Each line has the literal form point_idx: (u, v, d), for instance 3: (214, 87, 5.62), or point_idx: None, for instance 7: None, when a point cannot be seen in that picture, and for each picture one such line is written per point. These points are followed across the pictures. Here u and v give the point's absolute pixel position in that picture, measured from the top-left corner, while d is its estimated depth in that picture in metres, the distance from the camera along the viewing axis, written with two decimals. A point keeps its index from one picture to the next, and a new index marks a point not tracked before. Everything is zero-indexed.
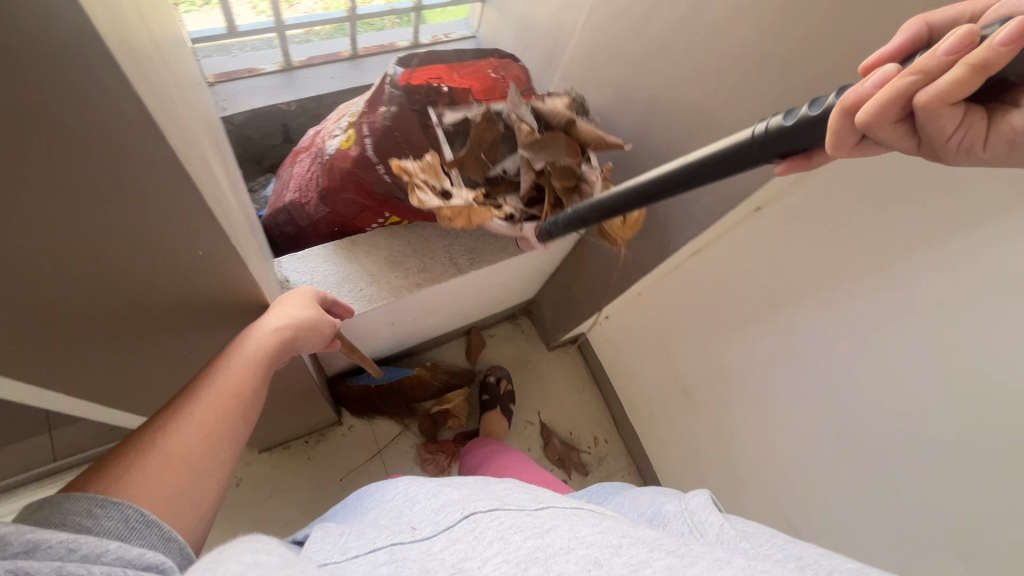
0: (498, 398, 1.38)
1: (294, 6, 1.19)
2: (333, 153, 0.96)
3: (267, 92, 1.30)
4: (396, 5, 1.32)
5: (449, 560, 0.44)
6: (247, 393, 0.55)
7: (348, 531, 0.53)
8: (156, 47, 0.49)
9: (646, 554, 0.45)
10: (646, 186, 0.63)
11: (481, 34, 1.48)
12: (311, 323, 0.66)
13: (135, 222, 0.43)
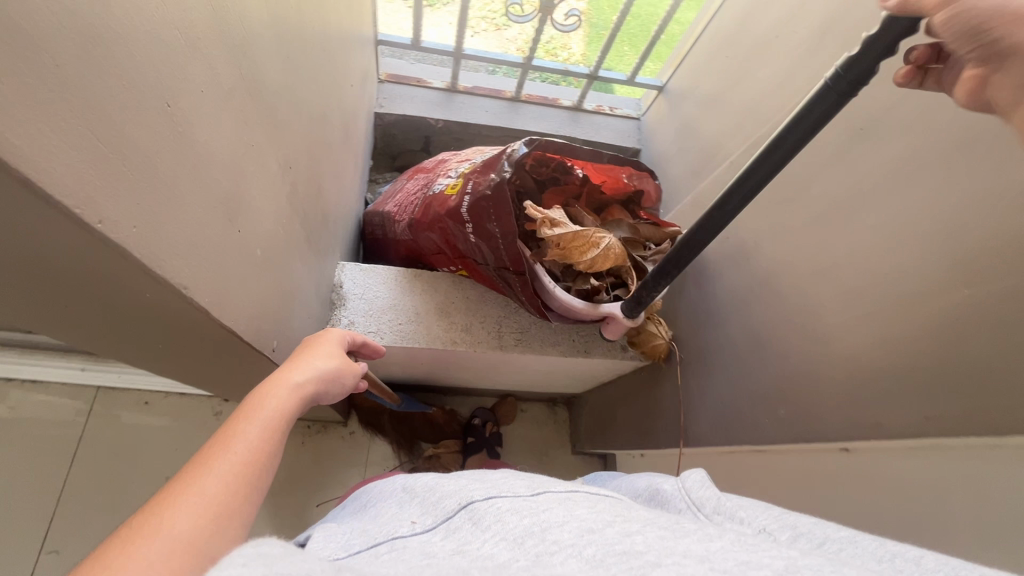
0: (484, 439, 1.31)
1: (500, 31, 1.33)
2: (436, 193, 0.93)
3: (424, 104, 1.36)
4: (571, 68, 1.34)
5: (449, 548, 0.38)
6: (265, 457, 0.42)
7: (357, 521, 0.46)
8: (258, 79, 0.47)
9: (644, 525, 0.38)
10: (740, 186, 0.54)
11: (646, 118, 1.41)
12: (340, 373, 0.54)
13: (134, 275, 0.31)
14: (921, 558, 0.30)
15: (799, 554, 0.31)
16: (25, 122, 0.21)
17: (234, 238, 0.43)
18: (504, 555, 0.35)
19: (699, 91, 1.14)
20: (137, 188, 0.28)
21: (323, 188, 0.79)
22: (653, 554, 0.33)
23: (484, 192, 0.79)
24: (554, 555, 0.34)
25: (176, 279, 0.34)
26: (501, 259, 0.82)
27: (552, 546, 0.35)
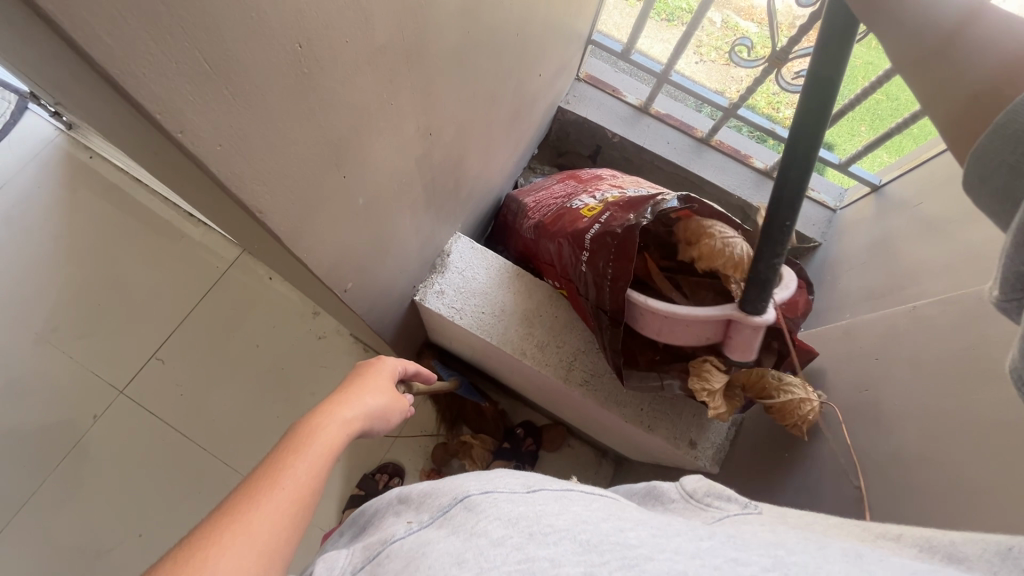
0: (518, 452, 1.29)
1: (728, 68, 1.22)
2: (572, 209, 0.89)
3: (608, 114, 1.33)
4: (779, 130, 1.20)
5: (440, 538, 0.36)
6: (314, 493, 0.41)
7: (359, 541, 0.43)
8: (421, 47, 0.48)
9: (638, 522, 0.37)
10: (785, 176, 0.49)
11: (843, 213, 1.21)
12: (380, 412, 0.54)
13: (212, 186, 0.33)
14: (906, 536, 0.34)
15: (786, 553, 0.30)
16: (113, 24, 0.22)
17: (335, 183, 0.45)
18: (498, 531, 0.34)
19: (920, 207, 0.93)
20: (228, 110, 0.30)
21: (465, 159, 0.81)
22: (645, 546, 0.32)
23: (615, 227, 0.73)
24: (548, 536, 0.33)
25: (252, 203, 0.36)
26: (602, 300, 0.76)
27: (547, 529, 0.34)
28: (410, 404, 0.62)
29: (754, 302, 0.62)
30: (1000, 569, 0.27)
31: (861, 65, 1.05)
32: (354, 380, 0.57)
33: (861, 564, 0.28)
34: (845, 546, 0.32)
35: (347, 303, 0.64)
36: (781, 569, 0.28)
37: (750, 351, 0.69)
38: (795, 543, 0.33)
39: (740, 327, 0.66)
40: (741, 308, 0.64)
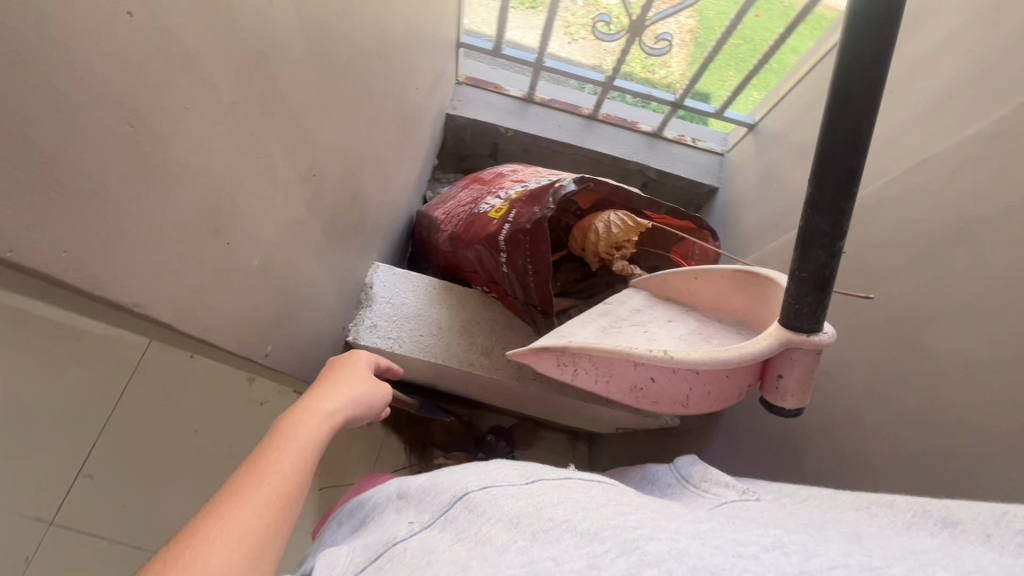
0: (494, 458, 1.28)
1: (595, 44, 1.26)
2: (480, 213, 0.87)
3: (496, 111, 1.34)
4: (655, 92, 1.26)
5: (445, 544, 0.34)
6: (302, 484, 0.37)
7: (357, 540, 0.40)
8: (278, 93, 0.46)
9: (637, 507, 0.38)
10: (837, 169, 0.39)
11: (730, 156, 1.29)
12: (364, 403, 0.51)
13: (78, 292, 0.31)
14: (896, 501, 0.37)
15: (782, 530, 0.32)
16: None
17: (223, 252, 0.43)
18: (502, 537, 0.34)
19: (792, 137, 1.01)
20: (78, 211, 0.28)
21: (362, 190, 0.79)
22: (645, 528, 0.34)
23: (524, 222, 0.73)
24: (551, 532, 0.33)
25: (128, 299, 0.34)
26: (531, 295, 0.77)
27: (548, 525, 0.34)
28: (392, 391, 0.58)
29: (809, 317, 0.49)
30: (992, 531, 0.29)
31: (715, 15, 1.12)
32: (329, 373, 0.54)
33: (860, 543, 0.30)
34: (845, 528, 0.33)
35: (272, 367, 0.61)
36: (780, 547, 0.29)
37: (806, 396, 0.56)
38: (795, 523, 0.35)
39: (794, 359, 0.55)
40: (798, 328, 0.51)
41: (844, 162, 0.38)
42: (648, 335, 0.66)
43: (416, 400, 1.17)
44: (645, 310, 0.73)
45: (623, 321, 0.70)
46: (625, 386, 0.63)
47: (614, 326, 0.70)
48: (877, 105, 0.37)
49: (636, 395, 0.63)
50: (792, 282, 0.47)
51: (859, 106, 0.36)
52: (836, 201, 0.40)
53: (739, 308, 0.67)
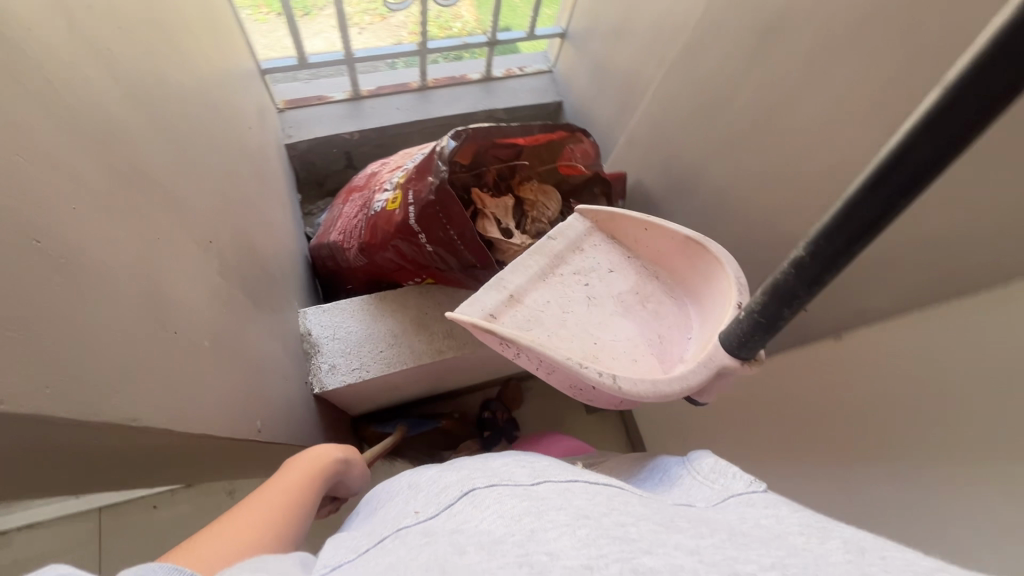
0: (500, 429, 1.29)
1: (385, 20, 1.22)
2: (378, 211, 0.86)
3: (333, 121, 1.30)
4: (468, 39, 1.28)
5: (448, 530, 0.37)
6: (299, 487, 0.53)
7: (367, 519, 0.47)
8: (144, 173, 0.43)
9: (641, 515, 0.37)
10: (823, 253, 0.33)
11: (557, 69, 1.38)
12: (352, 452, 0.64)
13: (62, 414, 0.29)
14: None
15: (784, 552, 0.31)
16: None
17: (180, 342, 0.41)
18: (501, 531, 0.35)
19: (601, 27, 1.10)
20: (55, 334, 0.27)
21: (253, 242, 0.75)
22: (645, 541, 0.33)
23: (428, 197, 0.74)
24: (549, 532, 0.34)
25: (119, 415, 0.32)
26: (465, 258, 0.79)
27: (547, 524, 0.35)
28: (359, 470, 0.64)
29: (750, 347, 0.48)
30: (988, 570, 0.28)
31: None
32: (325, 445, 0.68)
33: (858, 562, 0.29)
34: (846, 538, 0.33)
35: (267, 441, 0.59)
36: (779, 567, 0.29)
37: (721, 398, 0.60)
38: (793, 538, 0.34)
39: (721, 376, 0.56)
40: (738, 356, 0.51)
41: (836, 250, 0.32)
42: (589, 300, 0.71)
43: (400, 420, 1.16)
44: (589, 251, 0.76)
45: (567, 266, 0.74)
46: (567, 384, 0.62)
47: (556, 275, 0.73)
48: (895, 217, 0.29)
49: (575, 390, 0.63)
50: (746, 322, 0.45)
51: (881, 213, 0.29)
52: (817, 278, 0.35)
53: (678, 268, 0.72)
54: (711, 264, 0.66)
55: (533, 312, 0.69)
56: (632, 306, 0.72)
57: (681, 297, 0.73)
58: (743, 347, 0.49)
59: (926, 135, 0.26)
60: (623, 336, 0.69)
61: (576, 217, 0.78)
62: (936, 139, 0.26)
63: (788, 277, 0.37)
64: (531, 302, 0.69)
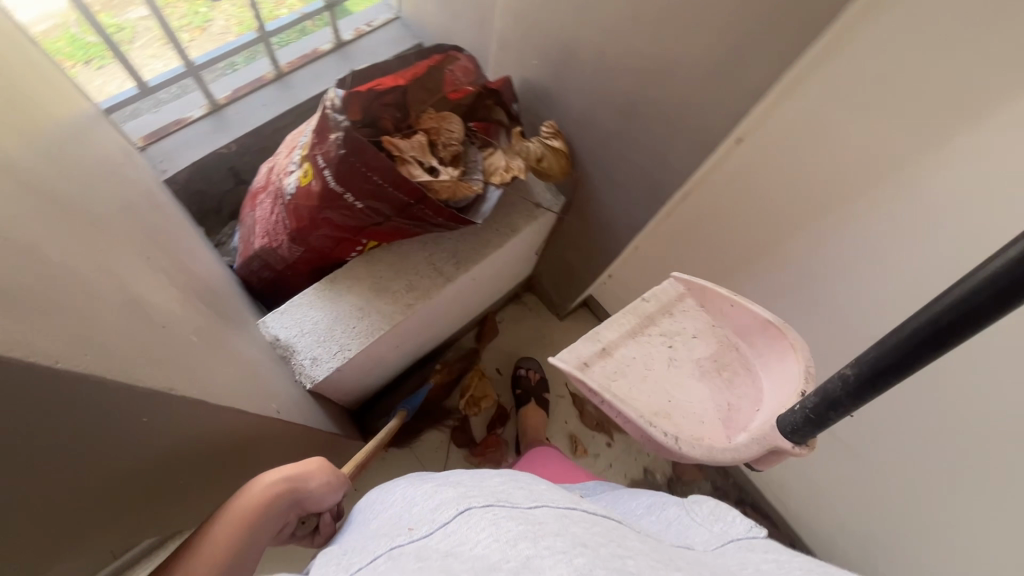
0: (531, 388, 1.37)
1: (204, 32, 1.12)
2: (294, 193, 0.85)
3: (203, 140, 1.22)
4: (305, 8, 1.22)
5: (443, 552, 0.44)
6: (238, 518, 0.62)
7: (349, 554, 0.55)
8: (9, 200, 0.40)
9: (636, 552, 0.44)
10: (871, 375, 0.46)
11: (405, 11, 1.34)
12: (303, 474, 0.69)
13: None
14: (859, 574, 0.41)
15: None
16: None
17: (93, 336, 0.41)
18: (496, 556, 0.41)
19: None
20: None
21: (174, 260, 0.72)
22: None
23: (336, 153, 0.74)
24: (543, 558, 0.39)
25: None
26: (394, 205, 0.80)
27: (545, 548, 0.41)
28: (313, 470, 0.70)
29: (794, 437, 0.61)
30: None
31: None
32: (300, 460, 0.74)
33: None
34: None
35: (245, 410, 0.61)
36: None
37: (773, 463, 0.71)
38: None
39: (779, 454, 0.66)
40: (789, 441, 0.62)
41: (872, 373, 0.46)
42: (671, 354, 0.78)
43: (400, 412, 1.20)
44: (680, 317, 0.80)
45: (654, 326, 0.79)
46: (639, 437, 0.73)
47: (645, 333, 0.79)
48: (925, 362, 0.42)
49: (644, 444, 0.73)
50: (801, 418, 0.58)
51: (907, 358, 0.42)
52: (866, 393, 0.48)
53: (757, 342, 0.77)
54: (789, 350, 0.72)
55: (620, 366, 0.76)
56: (708, 370, 0.79)
57: (755, 368, 0.78)
58: (795, 436, 0.61)
59: (964, 305, 0.37)
60: (694, 399, 0.77)
61: (671, 281, 0.82)
62: (975, 303, 0.36)
63: (843, 392, 0.50)
64: (619, 356, 0.77)
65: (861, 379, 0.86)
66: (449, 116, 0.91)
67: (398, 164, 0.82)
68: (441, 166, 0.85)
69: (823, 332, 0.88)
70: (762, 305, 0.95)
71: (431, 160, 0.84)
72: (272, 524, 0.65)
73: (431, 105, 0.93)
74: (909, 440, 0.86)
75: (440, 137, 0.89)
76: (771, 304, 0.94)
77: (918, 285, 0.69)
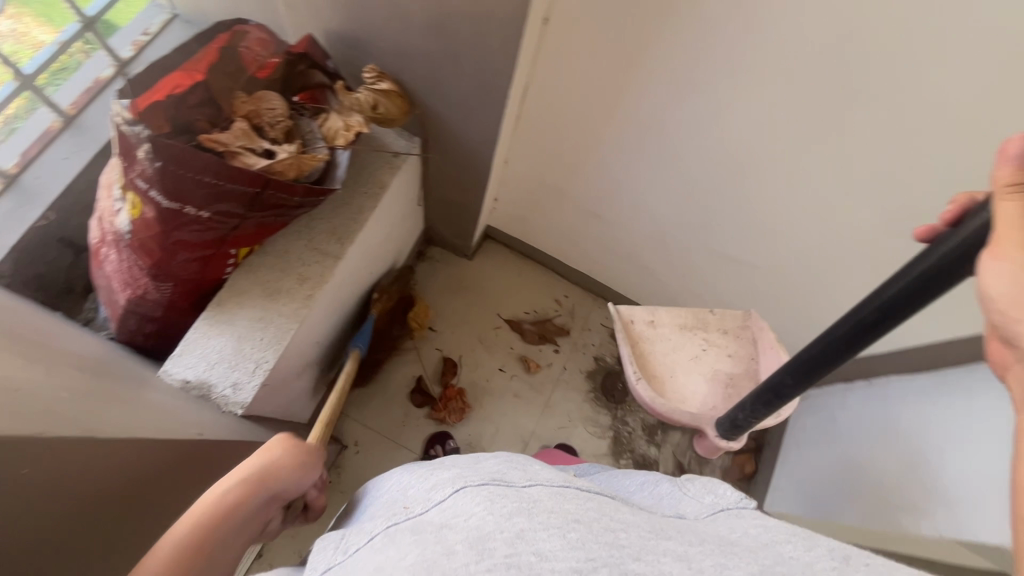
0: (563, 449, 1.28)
1: None
2: (135, 228, 0.79)
3: (12, 219, 1.07)
4: (60, 35, 1.08)
5: (438, 525, 0.47)
6: (213, 509, 0.60)
7: (350, 535, 0.56)
8: None
9: (628, 522, 0.46)
10: (842, 336, 0.63)
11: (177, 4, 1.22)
12: (285, 459, 0.69)
13: None
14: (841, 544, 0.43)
15: (763, 561, 0.39)
16: None
17: None
18: (492, 527, 0.43)
19: None
20: None
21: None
22: (632, 546, 0.41)
23: (155, 169, 0.70)
24: (536, 535, 0.41)
25: None
26: (243, 202, 0.76)
27: (539, 524, 0.43)
28: (282, 457, 0.69)
29: (728, 428, 1.01)
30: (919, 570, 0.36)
31: None
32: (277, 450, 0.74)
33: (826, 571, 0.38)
34: (829, 549, 0.42)
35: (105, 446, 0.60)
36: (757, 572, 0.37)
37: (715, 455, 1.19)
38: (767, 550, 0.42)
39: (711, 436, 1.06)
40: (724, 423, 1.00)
41: (815, 352, 0.69)
42: (697, 353, 1.15)
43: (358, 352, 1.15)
44: (724, 337, 1.15)
45: (699, 329, 1.16)
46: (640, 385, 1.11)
47: (689, 331, 1.16)
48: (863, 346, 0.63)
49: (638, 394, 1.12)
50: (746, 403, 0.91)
51: (849, 332, 0.62)
52: (836, 358, 0.66)
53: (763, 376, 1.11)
54: None
55: (652, 340, 1.15)
56: (721, 377, 1.13)
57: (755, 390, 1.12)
58: (729, 430, 1.02)
59: (904, 286, 0.54)
60: (694, 386, 1.13)
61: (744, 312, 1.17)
62: (912, 282, 0.53)
63: (806, 367, 0.72)
64: (656, 332, 1.16)
65: (728, 191, 0.96)
66: (265, 93, 0.86)
67: (229, 158, 0.77)
68: (275, 146, 0.81)
69: (686, 168, 0.96)
70: (629, 165, 1.02)
71: (262, 143, 0.80)
72: (252, 522, 0.64)
73: (241, 87, 0.87)
74: (783, 231, 0.97)
75: (263, 115, 0.85)
76: (636, 162, 1.01)
77: (736, 87, 0.78)
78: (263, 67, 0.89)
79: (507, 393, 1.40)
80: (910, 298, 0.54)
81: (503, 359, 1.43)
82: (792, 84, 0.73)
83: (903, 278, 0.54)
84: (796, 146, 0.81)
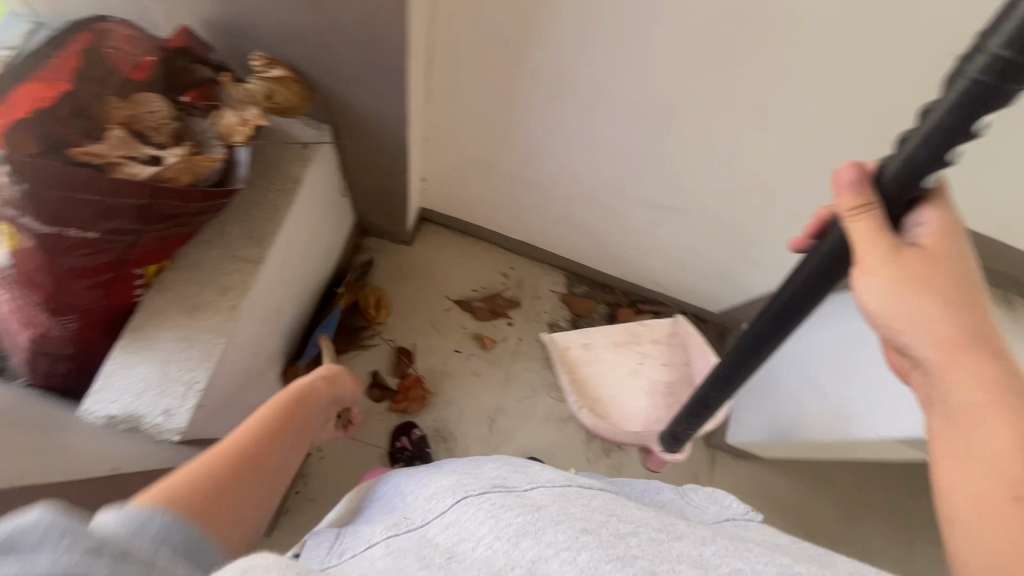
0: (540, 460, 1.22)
1: None
2: (16, 260, 0.72)
3: None
4: None
5: (442, 547, 0.45)
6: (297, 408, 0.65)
7: (344, 538, 0.56)
8: None
9: (636, 526, 0.47)
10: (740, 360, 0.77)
11: None
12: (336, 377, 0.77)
13: None
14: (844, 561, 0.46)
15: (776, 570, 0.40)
16: None
17: None
18: (505, 550, 0.42)
19: None
20: None
21: None
22: (645, 559, 0.41)
23: (20, 191, 0.64)
24: (551, 557, 0.40)
25: None
26: (133, 217, 0.71)
27: (551, 542, 0.42)
28: (338, 375, 0.78)
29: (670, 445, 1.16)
30: None
31: None
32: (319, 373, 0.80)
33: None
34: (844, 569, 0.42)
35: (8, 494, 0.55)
36: None
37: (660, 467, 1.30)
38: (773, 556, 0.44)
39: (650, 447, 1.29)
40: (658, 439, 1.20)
41: (714, 386, 0.88)
42: (633, 371, 1.43)
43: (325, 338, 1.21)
44: (652, 354, 1.44)
45: (631, 344, 1.45)
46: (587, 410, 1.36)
47: (629, 349, 1.45)
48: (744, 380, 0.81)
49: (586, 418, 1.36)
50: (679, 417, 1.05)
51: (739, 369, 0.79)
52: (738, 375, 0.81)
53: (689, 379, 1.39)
54: None
55: (590, 359, 1.43)
56: (656, 389, 1.41)
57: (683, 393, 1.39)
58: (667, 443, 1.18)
59: (773, 313, 0.67)
60: (633, 400, 1.40)
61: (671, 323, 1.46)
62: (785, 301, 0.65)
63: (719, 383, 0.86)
64: (593, 352, 1.44)
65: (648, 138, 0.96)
66: (143, 94, 0.79)
67: (110, 171, 0.71)
68: (162, 152, 0.75)
69: (603, 122, 0.96)
70: (548, 125, 1.00)
71: (146, 151, 0.74)
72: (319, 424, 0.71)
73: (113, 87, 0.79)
74: (705, 171, 0.99)
75: (143, 120, 0.78)
76: (554, 121, 0.99)
77: (634, 30, 0.77)
78: (135, 66, 0.81)
79: (466, 373, 1.39)
80: (788, 313, 0.65)
81: (458, 340, 1.42)
82: (688, 18, 0.73)
83: (772, 308, 0.67)
84: (703, 82, 0.81)
